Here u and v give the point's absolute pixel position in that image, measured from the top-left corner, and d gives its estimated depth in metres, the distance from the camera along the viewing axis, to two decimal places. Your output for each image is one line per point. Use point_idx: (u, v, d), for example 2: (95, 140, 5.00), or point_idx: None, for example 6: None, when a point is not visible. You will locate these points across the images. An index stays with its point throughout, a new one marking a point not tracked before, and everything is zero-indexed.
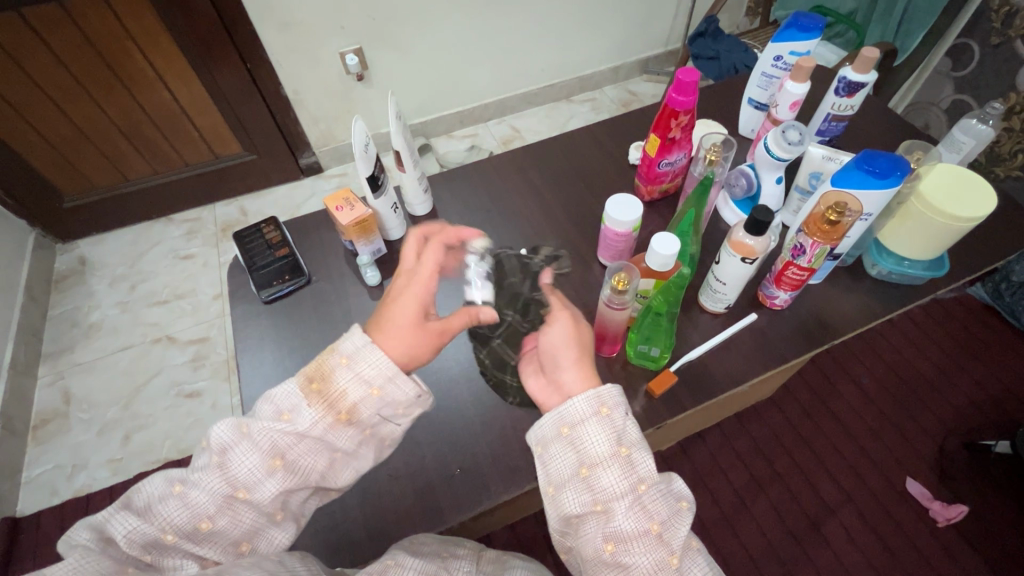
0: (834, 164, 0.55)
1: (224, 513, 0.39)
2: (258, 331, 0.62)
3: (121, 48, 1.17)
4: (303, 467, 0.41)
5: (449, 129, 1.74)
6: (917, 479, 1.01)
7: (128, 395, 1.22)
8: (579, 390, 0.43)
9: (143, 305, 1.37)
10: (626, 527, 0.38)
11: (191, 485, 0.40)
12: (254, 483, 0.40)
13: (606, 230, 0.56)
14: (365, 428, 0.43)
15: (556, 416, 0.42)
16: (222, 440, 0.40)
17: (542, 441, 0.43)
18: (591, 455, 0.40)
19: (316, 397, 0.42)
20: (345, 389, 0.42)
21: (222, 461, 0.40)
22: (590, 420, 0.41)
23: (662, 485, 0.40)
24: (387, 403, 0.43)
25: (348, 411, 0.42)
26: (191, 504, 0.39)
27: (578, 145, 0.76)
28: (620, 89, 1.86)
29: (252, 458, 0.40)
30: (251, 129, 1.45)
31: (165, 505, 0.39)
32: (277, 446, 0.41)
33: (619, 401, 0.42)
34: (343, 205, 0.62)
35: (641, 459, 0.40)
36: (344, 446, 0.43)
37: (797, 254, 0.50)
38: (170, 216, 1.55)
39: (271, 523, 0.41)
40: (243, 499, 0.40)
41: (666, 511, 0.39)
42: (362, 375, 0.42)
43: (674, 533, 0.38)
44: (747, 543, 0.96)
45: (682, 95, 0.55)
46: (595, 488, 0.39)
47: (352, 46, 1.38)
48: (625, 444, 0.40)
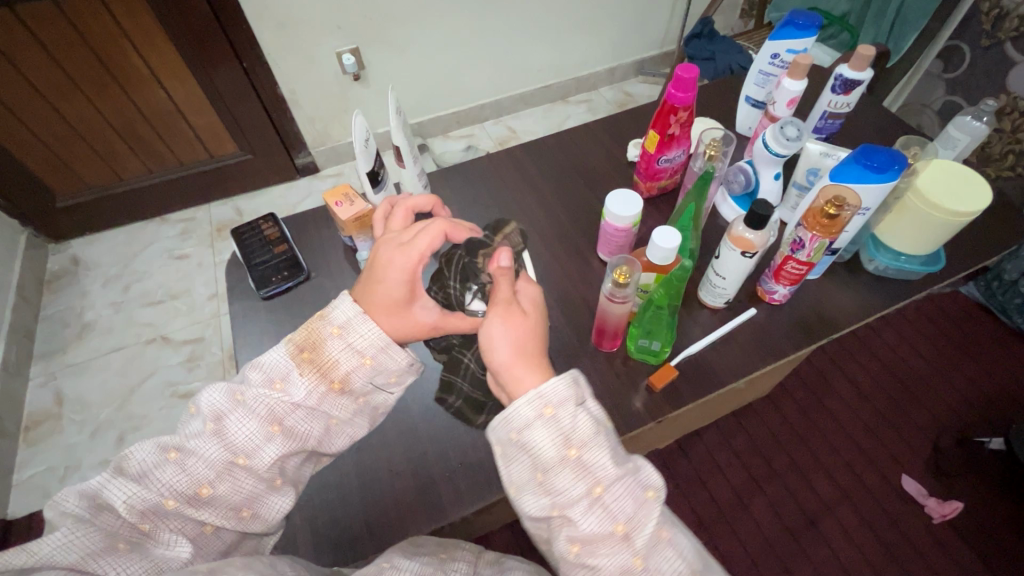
0: (832, 159, 0.56)
1: (224, 479, 0.40)
2: (258, 327, 0.62)
3: (117, 48, 1.17)
4: (302, 433, 0.42)
5: (446, 130, 1.74)
6: (912, 476, 1.02)
7: (122, 395, 1.21)
8: (522, 392, 0.40)
9: (137, 305, 1.36)
10: (588, 530, 0.37)
11: (188, 452, 0.39)
12: (254, 449, 0.40)
13: (606, 225, 0.56)
14: (359, 396, 0.45)
15: (503, 421, 0.40)
16: (218, 407, 0.40)
17: (496, 445, 0.41)
18: (542, 460, 0.38)
19: (308, 366, 0.43)
20: (337, 358, 0.43)
21: (219, 428, 0.40)
22: (535, 425, 0.38)
23: (624, 479, 0.38)
24: (380, 371, 0.44)
25: (342, 380, 0.43)
26: (190, 470, 0.39)
27: (577, 142, 0.76)
28: (616, 90, 1.87)
29: (250, 424, 0.40)
30: (247, 129, 1.44)
31: (163, 471, 0.39)
32: (276, 413, 0.41)
33: (564, 399, 0.39)
34: (342, 201, 0.62)
35: (594, 460, 0.37)
36: (340, 414, 0.44)
37: (796, 248, 0.50)
38: (164, 216, 1.54)
39: (270, 488, 0.41)
40: (243, 465, 0.40)
41: (629, 508, 0.37)
42: (354, 345, 0.43)
43: (639, 529, 0.37)
44: (746, 541, 0.97)
45: (681, 91, 0.55)
46: (551, 494, 0.38)
47: (348, 46, 1.38)
48: (573, 446, 0.38)
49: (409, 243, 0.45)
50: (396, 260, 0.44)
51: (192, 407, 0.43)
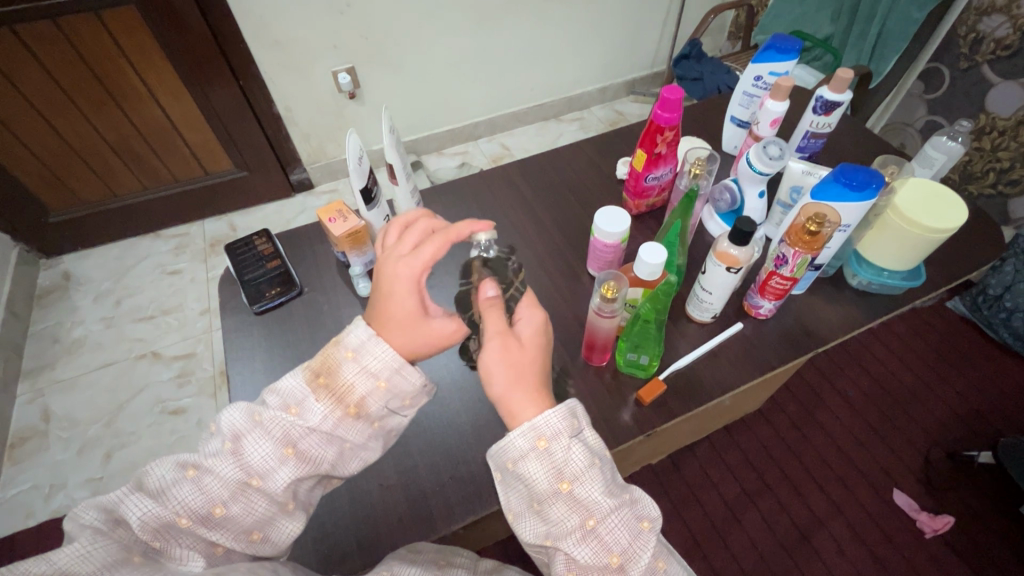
0: (813, 178, 0.57)
1: (238, 500, 0.40)
2: (250, 341, 0.62)
3: (113, 66, 1.18)
4: (316, 457, 0.41)
5: (440, 147, 1.76)
6: (904, 491, 1.02)
7: (111, 412, 1.20)
8: (517, 424, 0.40)
9: (129, 320, 1.35)
10: (583, 560, 0.38)
11: (205, 470, 0.40)
12: (268, 471, 0.40)
13: (595, 242, 0.57)
14: (374, 420, 0.44)
15: (498, 453, 0.40)
16: (237, 427, 0.41)
17: (495, 471, 0.42)
18: (538, 491, 0.39)
19: (324, 392, 0.42)
20: (352, 382, 0.42)
21: (236, 448, 0.40)
22: (529, 458, 0.39)
23: (620, 512, 0.39)
24: (395, 394, 0.43)
25: (357, 405, 0.42)
26: (205, 488, 0.39)
27: (568, 160, 0.78)
28: (607, 109, 1.90)
29: (265, 446, 0.40)
30: (243, 146, 1.46)
31: (179, 488, 0.39)
32: (290, 435, 0.41)
33: (559, 432, 0.39)
34: (336, 217, 0.62)
35: (586, 495, 0.38)
36: (354, 439, 0.43)
37: (780, 264, 0.51)
38: (158, 232, 1.54)
39: (282, 512, 0.41)
40: (256, 487, 0.40)
41: (623, 541, 0.38)
42: (368, 368, 0.42)
43: (632, 561, 0.38)
44: (739, 556, 0.96)
45: (667, 112, 0.56)
46: (548, 523, 0.39)
47: (344, 65, 1.41)
48: (567, 480, 0.38)
49: (414, 253, 0.44)
50: (400, 270, 0.44)
51: (211, 426, 0.43)
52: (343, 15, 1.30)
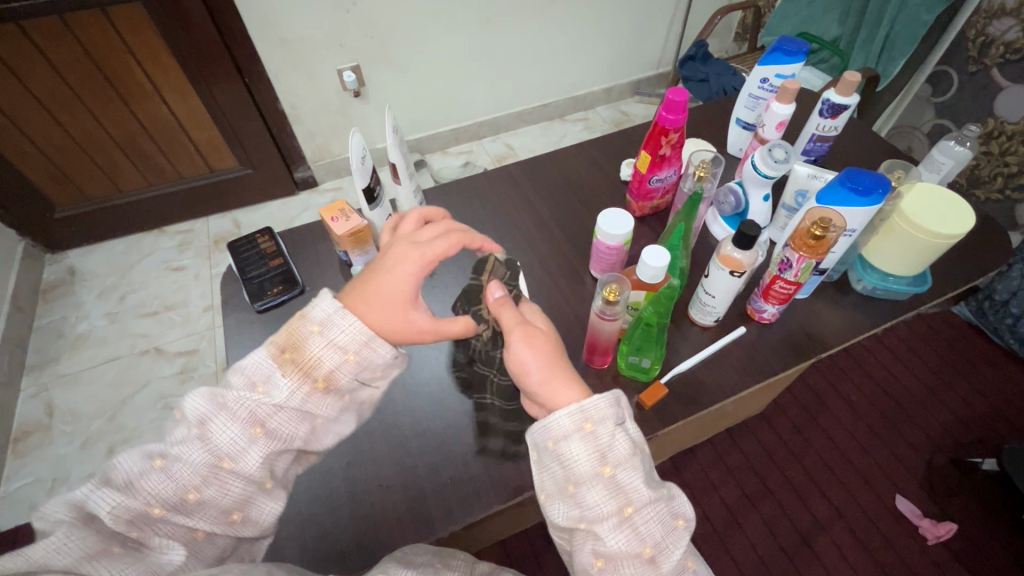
0: (819, 182, 0.56)
1: (210, 483, 0.40)
2: (251, 339, 0.62)
3: (119, 62, 1.18)
4: (285, 435, 0.41)
5: (444, 146, 1.76)
6: (907, 497, 1.02)
7: (114, 407, 1.20)
8: (562, 405, 0.41)
9: (133, 316, 1.36)
10: (614, 548, 0.38)
11: (172, 458, 0.39)
12: (238, 452, 0.40)
13: (598, 243, 0.57)
14: (344, 394, 0.44)
15: (540, 431, 0.41)
16: (201, 411, 0.40)
17: (532, 449, 0.42)
18: (577, 473, 0.39)
19: (290, 367, 0.42)
20: (319, 356, 0.42)
21: (202, 432, 0.40)
22: (572, 438, 0.40)
23: (657, 506, 0.39)
24: (364, 367, 0.43)
25: (325, 379, 0.42)
26: (175, 475, 0.39)
27: (572, 160, 0.77)
28: (612, 109, 1.90)
29: (232, 428, 0.40)
30: (247, 144, 1.46)
31: (148, 478, 0.39)
32: (255, 415, 0.40)
33: (604, 418, 0.40)
34: (338, 216, 0.62)
35: (627, 481, 0.38)
36: (326, 414, 0.43)
37: (784, 268, 0.50)
38: (163, 228, 1.55)
39: (258, 492, 0.42)
40: (228, 468, 0.40)
41: (658, 533, 0.38)
42: (335, 342, 0.42)
43: (667, 555, 0.38)
44: (739, 560, 0.96)
45: (672, 113, 0.56)
46: (582, 507, 0.39)
47: (349, 64, 1.41)
48: (610, 465, 0.39)
49: (426, 243, 0.46)
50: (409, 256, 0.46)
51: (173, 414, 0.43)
52: (348, 13, 1.30)
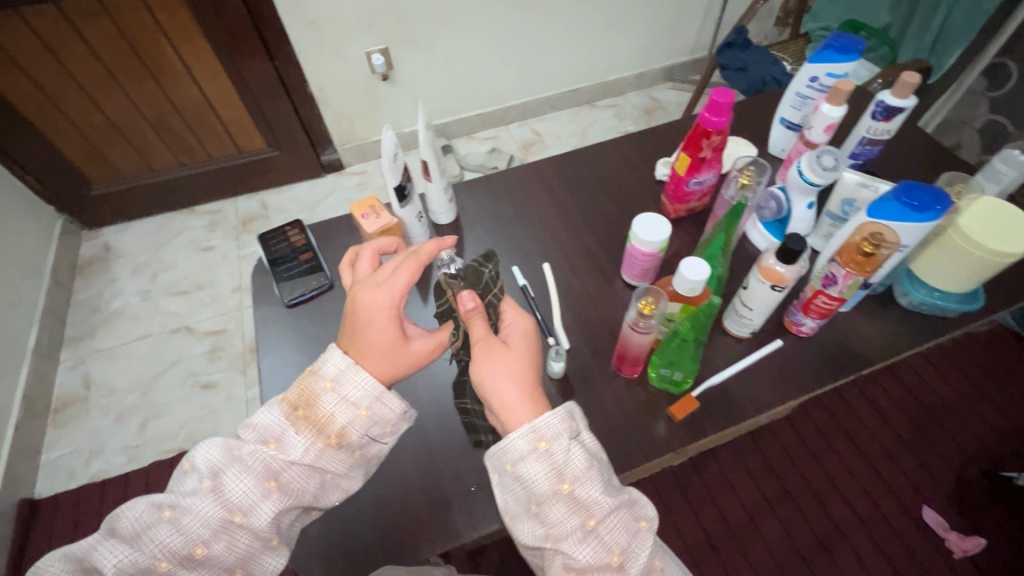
0: (869, 191, 0.53)
1: (219, 538, 0.44)
2: (276, 332, 0.61)
3: (152, 42, 1.19)
4: (297, 488, 0.47)
5: (470, 130, 1.74)
6: (934, 508, 0.99)
7: (146, 382, 1.24)
8: (517, 426, 0.42)
9: (164, 294, 1.39)
10: (583, 562, 0.39)
11: (182, 511, 0.45)
12: (249, 506, 0.45)
13: (632, 249, 0.55)
14: (355, 449, 0.50)
15: (498, 453, 0.43)
16: (215, 465, 0.46)
17: (492, 473, 0.44)
18: (537, 492, 0.41)
19: (303, 424, 0.48)
20: (334, 414, 0.48)
21: (216, 486, 0.45)
22: (529, 457, 0.42)
23: (619, 514, 0.41)
24: (375, 422, 0.49)
25: (338, 435, 0.48)
26: (184, 530, 0.44)
27: (606, 155, 0.74)
28: (643, 95, 1.84)
29: (246, 481, 0.46)
30: (276, 125, 1.46)
31: (158, 530, 0.44)
32: (271, 469, 0.47)
33: (557, 432, 0.42)
34: (368, 214, 0.59)
35: (586, 494, 0.41)
36: (337, 468, 0.49)
37: (828, 283, 0.48)
38: (193, 207, 1.57)
39: (263, 547, 0.46)
40: (238, 523, 0.45)
41: (623, 539, 0.40)
42: (349, 400, 0.48)
43: (634, 560, 0.40)
44: (756, 563, 0.95)
45: (715, 115, 0.53)
46: (546, 524, 0.41)
47: (378, 46, 1.40)
48: (567, 480, 0.41)
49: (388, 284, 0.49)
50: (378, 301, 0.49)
51: (184, 466, 0.48)
52: None
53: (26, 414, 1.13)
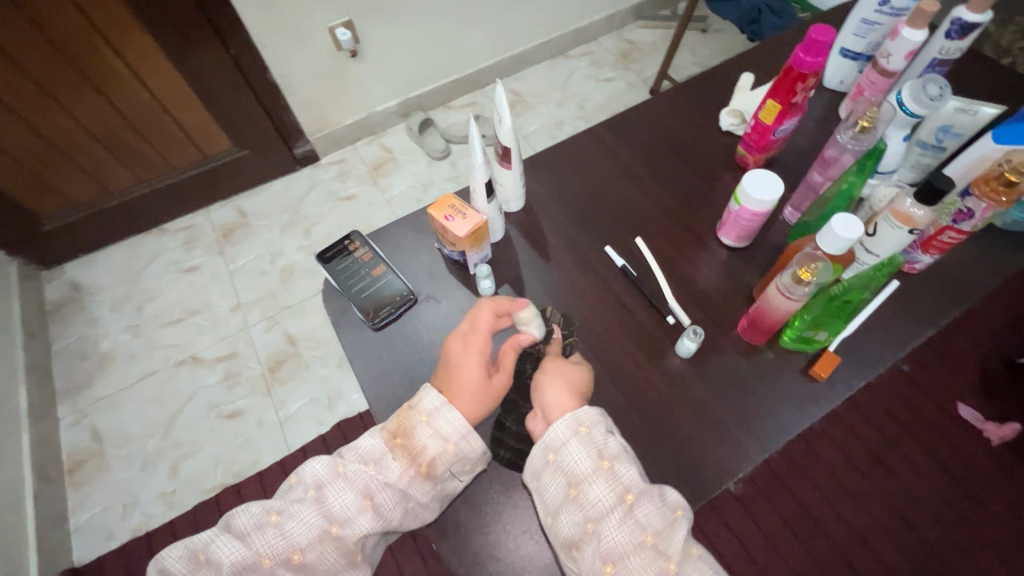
0: (967, 115, 0.54)
1: (314, 548, 0.45)
2: (369, 360, 0.57)
3: (87, 45, 1.03)
4: (386, 513, 0.47)
5: (446, 100, 1.63)
6: (968, 404, 1.06)
7: (165, 423, 1.16)
8: (561, 414, 0.47)
9: (157, 326, 1.28)
10: (621, 540, 0.42)
11: (286, 517, 0.46)
12: (346, 519, 0.46)
13: (742, 210, 0.54)
14: (440, 484, 0.48)
15: (541, 444, 0.47)
16: (319, 477, 0.47)
17: (531, 469, 0.47)
18: (577, 475, 0.45)
19: (400, 451, 0.48)
20: (425, 444, 0.48)
21: (319, 496, 0.47)
22: (571, 441, 0.46)
23: (653, 498, 0.44)
24: (459, 458, 0.48)
25: (428, 465, 0.47)
26: (286, 534, 0.46)
27: (661, 116, 0.71)
28: (616, 38, 1.77)
29: (345, 496, 0.47)
30: (241, 123, 1.32)
31: (264, 532, 0.46)
32: (366, 488, 0.47)
33: (596, 421, 0.47)
34: (452, 215, 0.55)
35: (622, 470, 0.45)
36: (419, 498, 0.47)
37: (960, 219, 0.49)
38: (162, 226, 1.43)
39: (347, 566, 0.46)
40: (334, 534, 0.46)
41: (658, 522, 0.43)
42: (440, 433, 0.48)
43: (668, 540, 0.42)
44: (819, 484, 0.99)
45: (811, 55, 0.53)
46: (586, 506, 0.44)
47: (341, 19, 1.26)
48: (607, 459, 0.45)
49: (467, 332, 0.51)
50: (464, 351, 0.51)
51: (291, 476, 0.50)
52: None
53: (40, 482, 1.03)
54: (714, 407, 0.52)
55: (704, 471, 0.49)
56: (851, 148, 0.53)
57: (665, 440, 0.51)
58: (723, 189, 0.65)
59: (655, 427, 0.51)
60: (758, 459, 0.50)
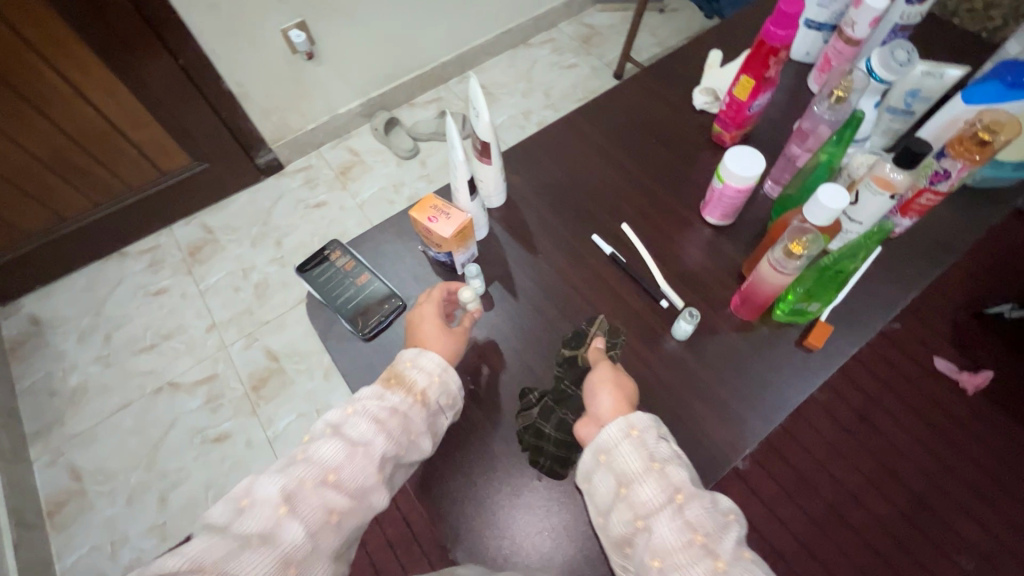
0: (933, 79, 0.55)
1: (346, 464, 0.44)
2: (364, 372, 0.55)
3: (23, 65, 0.97)
4: (401, 429, 0.47)
5: (410, 97, 1.60)
6: (941, 356, 1.09)
7: (148, 453, 1.11)
8: (612, 417, 0.46)
9: (128, 354, 1.22)
10: (668, 540, 0.38)
11: (312, 449, 0.45)
12: (369, 437, 0.45)
13: (726, 188, 0.54)
14: (431, 416, 0.50)
15: (592, 445, 0.46)
16: (335, 417, 0.47)
17: (584, 472, 0.46)
18: (627, 474, 0.43)
19: (396, 387, 0.49)
20: (415, 377, 0.50)
21: (338, 428, 0.46)
22: (621, 441, 0.44)
23: (705, 501, 0.40)
24: (445, 390, 0.51)
25: (422, 395, 0.49)
26: (316, 459, 0.44)
27: (635, 99, 0.71)
28: (576, 23, 1.75)
29: (363, 423, 0.46)
30: (198, 136, 1.27)
31: (293, 466, 0.43)
32: (378, 414, 0.47)
33: (649, 424, 0.45)
34: (437, 215, 0.54)
35: (673, 471, 0.42)
36: (418, 426, 0.48)
37: (937, 180, 0.50)
38: (124, 250, 1.36)
39: (377, 483, 0.45)
40: (361, 449, 0.45)
41: (709, 523, 0.39)
42: (426, 368, 0.50)
43: (719, 544, 0.38)
44: (811, 447, 1.01)
45: (781, 28, 0.54)
46: (634, 504, 0.41)
47: (294, 21, 1.22)
48: (657, 460, 0.43)
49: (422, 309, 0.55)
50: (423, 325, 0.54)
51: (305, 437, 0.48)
52: None
53: (19, 529, 0.98)
54: (715, 387, 0.53)
55: (710, 449, 0.50)
56: (828, 118, 0.54)
57: (670, 423, 0.51)
58: (701, 167, 0.65)
59: (660, 411, 0.52)
60: (762, 434, 0.51)
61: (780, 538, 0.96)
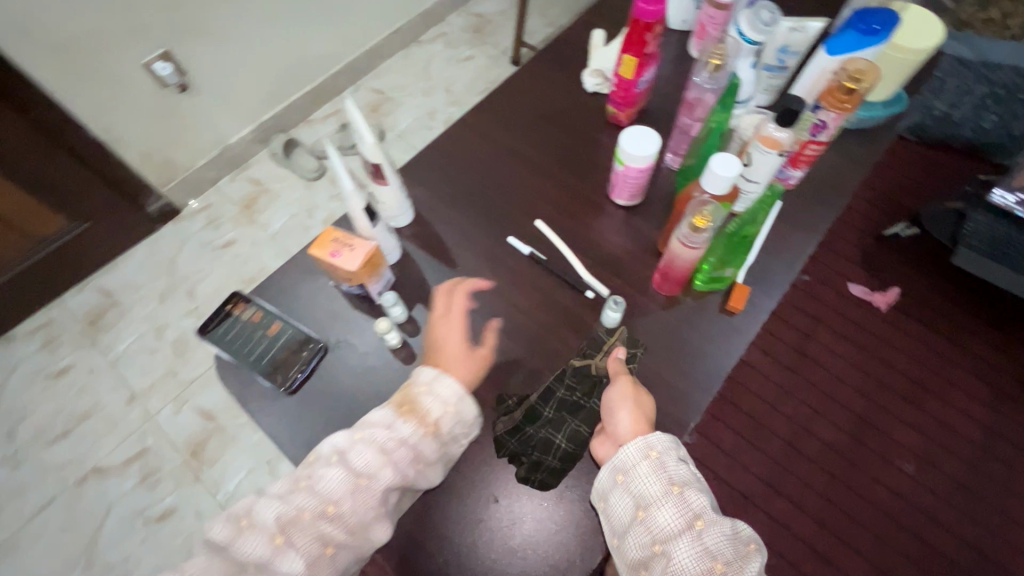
0: (799, 33, 0.58)
1: (347, 498, 0.46)
2: (298, 426, 0.52)
3: None
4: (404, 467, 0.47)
5: (306, 114, 1.52)
6: (856, 282, 1.16)
7: (84, 551, 1.01)
8: (630, 437, 0.48)
9: (39, 448, 1.10)
10: (689, 566, 0.41)
11: (315, 479, 0.47)
12: (372, 471, 0.47)
13: (626, 170, 0.54)
14: (443, 447, 0.49)
15: (610, 466, 0.47)
16: (339, 444, 0.48)
17: (599, 491, 0.48)
18: (646, 498, 0.45)
19: (409, 415, 0.49)
20: (429, 407, 0.49)
21: (343, 458, 0.47)
22: (640, 464, 0.46)
23: (725, 528, 0.43)
24: (460, 419, 0.50)
25: (434, 426, 0.49)
26: (320, 491, 0.46)
27: (529, 90, 0.69)
28: (464, 14, 1.72)
29: (367, 453, 0.47)
30: (73, 194, 1.14)
31: (298, 494, 0.46)
32: (383, 446, 0.48)
33: (667, 447, 0.47)
34: (339, 249, 0.51)
35: (692, 496, 0.44)
36: (428, 457, 0.48)
37: (817, 132, 0.52)
38: (8, 333, 1.21)
39: (378, 516, 0.46)
40: (364, 484, 0.46)
41: (728, 552, 0.41)
42: (440, 396, 0.50)
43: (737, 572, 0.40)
44: (758, 391, 1.07)
45: (651, 5, 0.54)
46: (653, 528, 0.44)
47: (157, 52, 1.12)
48: (677, 484, 0.45)
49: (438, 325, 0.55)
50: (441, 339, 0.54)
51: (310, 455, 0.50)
52: None
53: None
54: (654, 368, 0.54)
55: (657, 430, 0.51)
56: (710, 86, 0.56)
57: None
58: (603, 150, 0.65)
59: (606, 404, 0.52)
60: (704, 405, 0.52)
61: (746, 483, 1.00)
